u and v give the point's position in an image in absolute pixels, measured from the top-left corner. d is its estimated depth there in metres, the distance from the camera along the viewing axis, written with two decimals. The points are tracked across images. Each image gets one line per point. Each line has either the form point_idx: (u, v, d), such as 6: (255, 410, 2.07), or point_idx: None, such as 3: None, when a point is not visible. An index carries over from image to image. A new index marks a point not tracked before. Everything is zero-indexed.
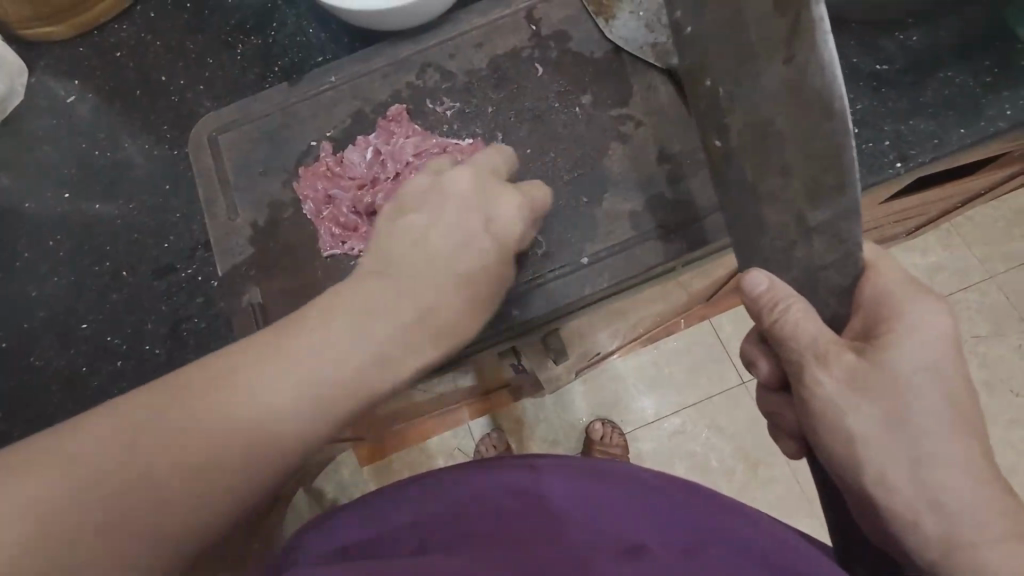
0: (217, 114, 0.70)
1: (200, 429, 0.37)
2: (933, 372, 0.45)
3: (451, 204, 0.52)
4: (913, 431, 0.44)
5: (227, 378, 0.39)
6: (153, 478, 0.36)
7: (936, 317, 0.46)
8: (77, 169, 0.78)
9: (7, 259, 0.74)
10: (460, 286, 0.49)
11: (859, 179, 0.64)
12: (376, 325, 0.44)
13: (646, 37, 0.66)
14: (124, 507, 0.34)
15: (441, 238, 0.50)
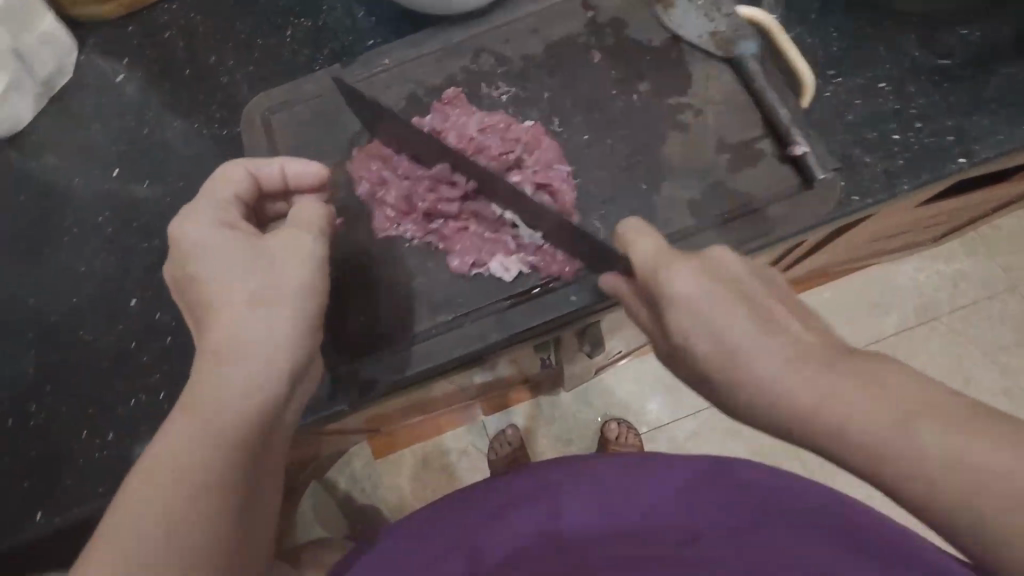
0: (269, 93, 0.71)
1: (218, 400, 0.44)
2: (721, 312, 0.45)
3: (211, 244, 0.50)
4: (745, 377, 0.43)
5: (156, 473, 0.40)
6: (193, 465, 0.41)
7: (674, 276, 0.48)
8: (125, 147, 0.78)
9: (56, 235, 0.74)
10: (296, 256, 0.51)
11: (920, 174, 0.63)
12: (291, 284, 0.49)
13: (705, 26, 0.66)
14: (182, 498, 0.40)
15: (220, 266, 0.49)
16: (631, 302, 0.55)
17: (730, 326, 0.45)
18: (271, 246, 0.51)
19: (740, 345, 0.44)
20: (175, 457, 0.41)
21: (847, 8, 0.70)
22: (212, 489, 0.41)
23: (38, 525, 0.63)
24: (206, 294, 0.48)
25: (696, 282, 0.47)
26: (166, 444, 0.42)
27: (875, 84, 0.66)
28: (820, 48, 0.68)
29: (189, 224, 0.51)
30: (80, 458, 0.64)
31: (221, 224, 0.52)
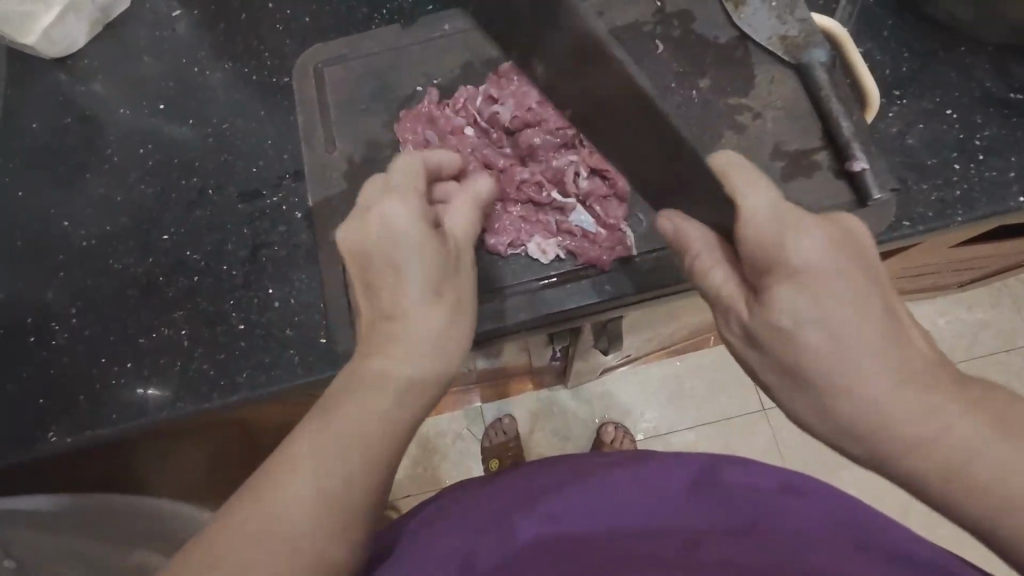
0: (326, 46, 0.73)
1: (364, 401, 0.42)
2: (838, 307, 0.43)
3: (395, 232, 0.47)
4: (838, 384, 0.43)
5: (300, 454, 0.39)
6: (304, 505, 0.37)
7: (751, 196, 0.47)
8: (174, 83, 0.77)
9: (98, 161, 0.74)
10: (442, 279, 0.47)
11: (977, 207, 0.61)
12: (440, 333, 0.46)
13: (776, 28, 0.64)
14: (285, 541, 0.36)
15: (413, 263, 0.46)
16: (705, 262, 0.51)
17: (848, 330, 0.43)
18: (436, 258, 0.47)
19: (842, 359, 0.43)
20: (311, 449, 0.39)
21: (921, 28, 0.68)
22: (314, 541, 0.37)
23: (47, 445, 0.63)
24: (403, 277, 0.46)
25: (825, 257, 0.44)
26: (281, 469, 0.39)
27: (940, 110, 0.64)
28: (887, 67, 0.67)
29: (387, 204, 0.48)
30: (97, 383, 0.65)
31: (418, 217, 0.48)
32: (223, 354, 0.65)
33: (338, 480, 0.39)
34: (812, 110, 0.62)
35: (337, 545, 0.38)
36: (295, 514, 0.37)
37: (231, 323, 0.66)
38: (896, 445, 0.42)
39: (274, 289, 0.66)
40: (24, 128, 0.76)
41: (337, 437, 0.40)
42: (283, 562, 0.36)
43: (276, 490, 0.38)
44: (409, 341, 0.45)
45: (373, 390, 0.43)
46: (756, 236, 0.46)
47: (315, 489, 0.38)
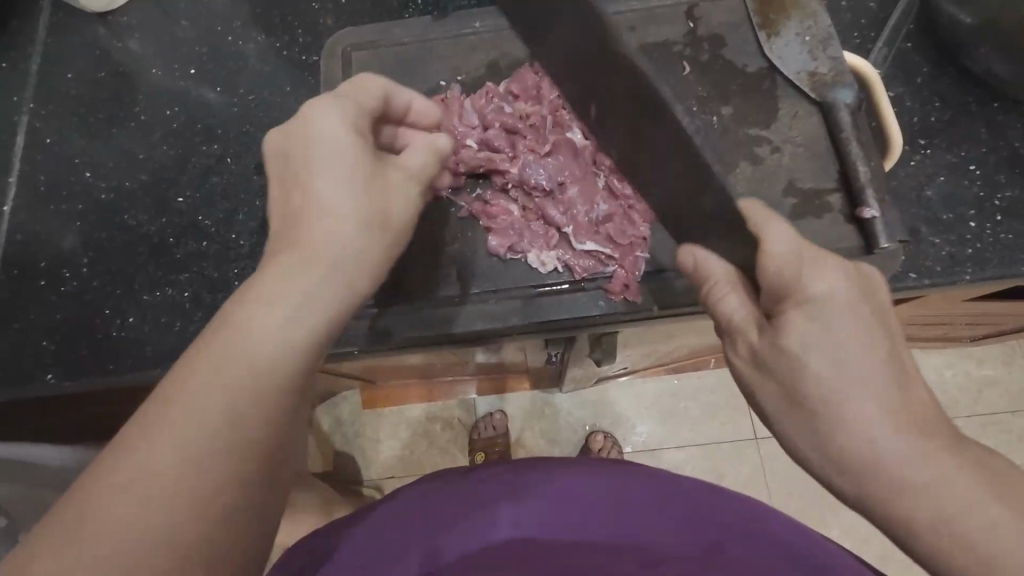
0: (358, 31, 0.74)
1: (230, 368, 0.36)
2: (843, 337, 0.44)
3: (331, 135, 0.44)
4: (838, 425, 0.43)
5: (134, 453, 0.33)
6: (172, 478, 0.33)
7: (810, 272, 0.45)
8: (206, 49, 0.78)
9: (125, 117, 0.76)
10: (381, 225, 0.44)
11: (987, 267, 0.60)
12: (307, 289, 0.39)
13: (806, 64, 0.64)
14: (200, 451, 0.34)
15: (342, 182, 0.43)
16: (719, 292, 0.52)
17: (856, 365, 0.43)
18: (379, 190, 0.44)
19: (844, 400, 0.43)
20: (177, 439, 0.34)
21: (957, 79, 0.67)
22: (232, 457, 0.35)
23: (43, 385, 0.65)
24: (342, 186, 0.43)
25: (844, 289, 0.45)
26: (129, 451, 0.33)
27: (964, 164, 0.63)
28: (916, 114, 0.66)
29: (315, 116, 0.45)
30: (99, 332, 0.67)
31: (352, 129, 0.45)
32: None
33: (203, 467, 0.34)
34: (831, 150, 0.62)
35: (255, 474, 0.35)
36: (190, 449, 0.34)
37: (233, 292, 0.67)
38: (884, 497, 0.41)
39: None
40: (60, 77, 0.78)
41: (197, 421, 0.34)
42: (198, 513, 0.33)
43: (105, 489, 0.32)
44: (271, 293, 0.39)
45: (253, 351, 0.36)
46: (775, 268, 0.47)
47: (229, 396, 0.35)
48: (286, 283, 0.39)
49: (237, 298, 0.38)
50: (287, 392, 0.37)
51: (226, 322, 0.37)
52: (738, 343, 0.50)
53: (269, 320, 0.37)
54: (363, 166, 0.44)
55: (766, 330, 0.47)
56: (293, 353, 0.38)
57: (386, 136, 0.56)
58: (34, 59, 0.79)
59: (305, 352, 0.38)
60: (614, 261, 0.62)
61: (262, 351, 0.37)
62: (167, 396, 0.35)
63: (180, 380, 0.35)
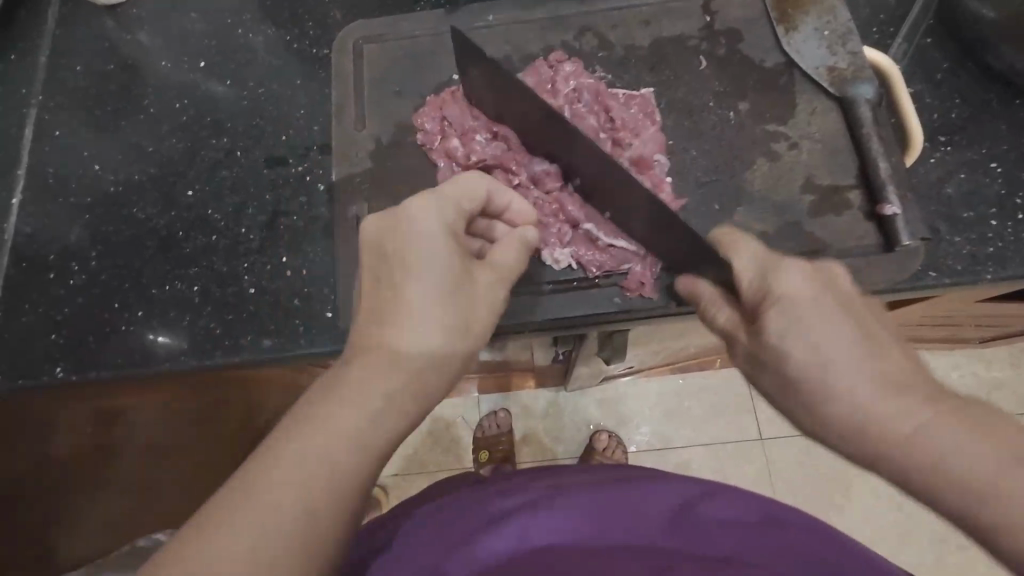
0: (369, 24, 0.73)
1: (323, 427, 0.38)
2: (822, 326, 0.44)
3: (428, 238, 0.45)
4: (826, 401, 0.43)
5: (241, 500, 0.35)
6: (266, 559, 0.33)
7: (784, 271, 0.47)
8: (215, 42, 0.78)
9: (134, 110, 0.75)
10: (447, 307, 0.45)
11: (1008, 267, 0.59)
12: (402, 355, 0.42)
13: (825, 59, 0.63)
14: (301, 509, 0.35)
15: (428, 269, 0.45)
16: (711, 307, 0.53)
17: (842, 351, 0.43)
18: (458, 285, 0.46)
19: (830, 380, 0.43)
20: (274, 489, 0.35)
21: (978, 75, 0.66)
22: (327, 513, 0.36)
23: (50, 378, 0.65)
24: (406, 271, 0.45)
25: (804, 281, 0.46)
26: (225, 532, 0.34)
27: (985, 162, 0.62)
28: (936, 110, 0.65)
29: (411, 211, 0.46)
30: (107, 326, 0.66)
31: (448, 232, 0.47)
32: (230, 314, 0.66)
33: (302, 521, 0.35)
34: (851, 146, 0.61)
35: (343, 529, 0.37)
36: (296, 501, 0.35)
37: (242, 286, 0.66)
38: (901, 469, 0.39)
39: (287, 258, 0.67)
40: (68, 69, 0.78)
41: (293, 475, 0.36)
42: (293, 564, 0.34)
43: (215, 542, 0.33)
44: (366, 402, 0.40)
45: (346, 415, 0.39)
46: (747, 282, 0.49)
47: (323, 454, 0.37)
48: (375, 391, 0.40)
49: (328, 400, 0.40)
50: (375, 457, 0.39)
51: (313, 420, 0.38)
52: (732, 348, 0.50)
53: (361, 385, 0.40)
54: (449, 263, 0.46)
55: (751, 331, 0.48)
56: (381, 419, 0.40)
57: (478, 227, 0.56)
58: (42, 51, 0.79)
59: (386, 426, 0.40)
60: (630, 258, 0.61)
61: (343, 447, 0.38)
62: (264, 452, 0.37)
63: (268, 464, 0.36)
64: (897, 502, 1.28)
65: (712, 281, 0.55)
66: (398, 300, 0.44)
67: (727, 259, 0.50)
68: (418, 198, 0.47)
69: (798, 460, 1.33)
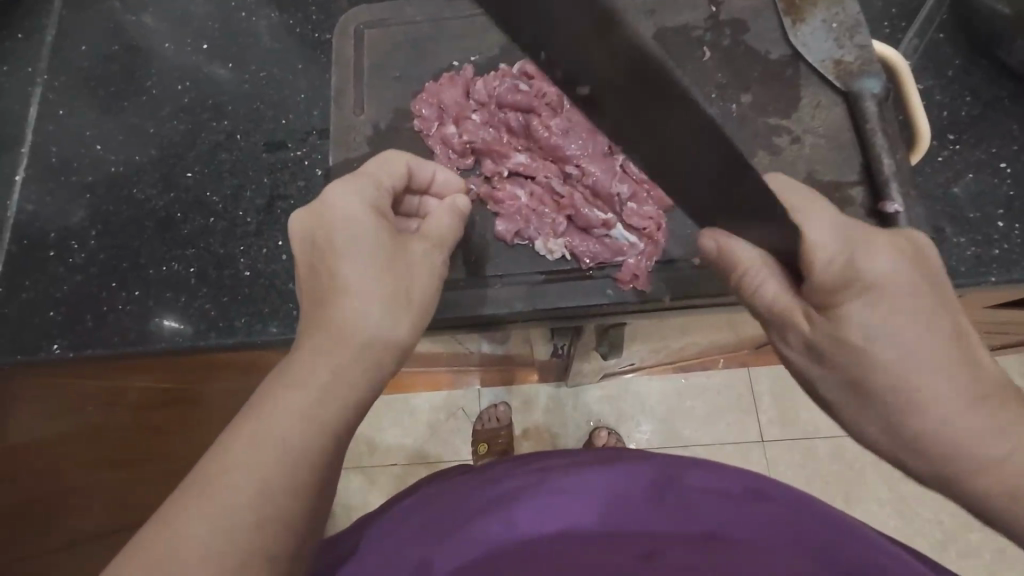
0: (371, 8, 0.73)
1: (280, 397, 0.39)
2: (911, 326, 0.43)
3: (348, 210, 0.46)
4: (921, 405, 0.43)
5: (211, 474, 0.36)
6: (231, 524, 0.35)
7: (870, 262, 0.44)
8: (219, 25, 0.78)
9: (136, 92, 0.76)
10: (379, 269, 0.45)
11: (1013, 270, 0.57)
12: (349, 318, 0.43)
13: (832, 52, 0.61)
14: (265, 473, 0.36)
15: (352, 239, 0.45)
16: (755, 280, 0.48)
17: (917, 348, 0.43)
18: (387, 248, 0.46)
19: (921, 381, 0.43)
20: (237, 459, 0.36)
21: (991, 72, 0.64)
22: (291, 476, 0.37)
23: (48, 355, 0.65)
24: (332, 243, 0.45)
25: (898, 269, 0.44)
26: (197, 503, 0.35)
27: (994, 162, 0.61)
28: (945, 108, 0.63)
29: (331, 192, 0.47)
30: (105, 306, 0.67)
31: (372, 205, 0.47)
32: (225, 296, 0.66)
33: (269, 484, 0.36)
34: (855, 142, 0.59)
35: (311, 490, 0.38)
36: (261, 467, 0.36)
37: (238, 269, 0.67)
38: (938, 456, 0.43)
39: (283, 242, 0.67)
40: (73, 49, 0.78)
41: (256, 443, 0.37)
42: (261, 525, 0.35)
43: (184, 512, 0.35)
44: (311, 379, 0.40)
45: (299, 384, 0.40)
46: (825, 264, 0.45)
47: (285, 421, 0.38)
48: (318, 367, 0.41)
49: (274, 382, 0.40)
50: (333, 418, 0.40)
51: (266, 396, 0.39)
52: (786, 332, 0.48)
53: (310, 354, 0.41)
54: (377, 246, 0.45)
55: (822, 313, 0.46)
56: (331, 382, 0.40)
57: (409, 206, 0.56)
58: (48, 31, 0.79)
59: (342, 388, 0.41)
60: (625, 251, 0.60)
61: (297, 417, 0.38)
62: (230, 428, 0.38)
63: (225, 448, 0.37)
64: (897, 509, 1.27)
65: (753, 241, 0.49)
66: (325, 270, 0.45)
67: (804, 234, 0.45)
68: (340, 178, 0.48)
69: (798, 463, 1.32)
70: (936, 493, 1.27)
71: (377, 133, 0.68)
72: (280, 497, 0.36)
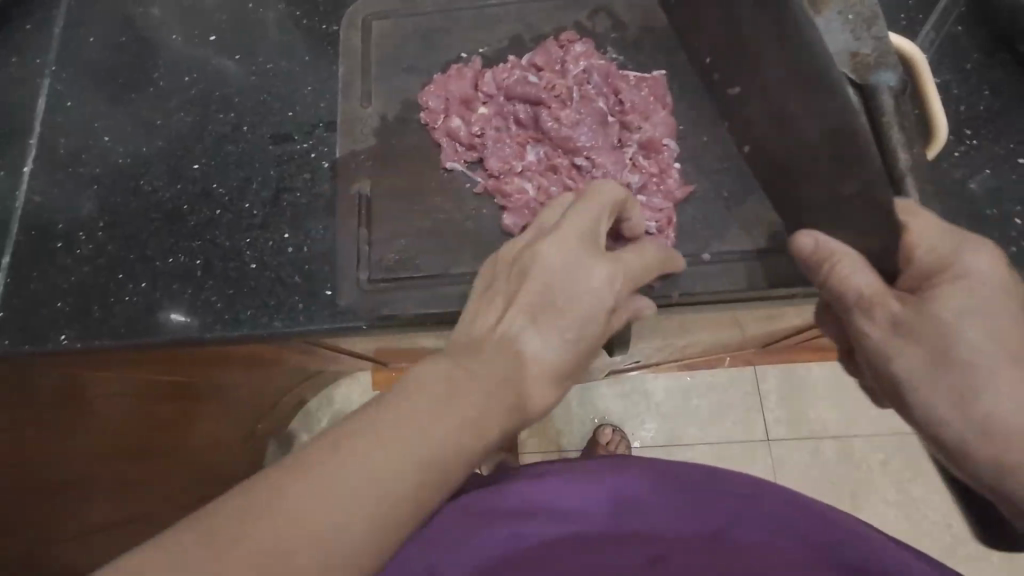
0: (379, 0, 0.72)
1: (404, 440, 0.39)
2: (985, 319, 0.45)
3: (565, 266, 0.48)
4: (976, 397, 0.45)
5: (309, 476, 0.37)
6: (308, 536, 0.35)
7: (966, 256, 0.46)
8: (227, 16, 0.77)
9: (145, 83, 0.76)
10: (545, 362, 0.46)
11: None
12: (487, 398, 0.43)
13: (847, 45, 0.58)
14: (368, 503, 0.37)
15: (535, 287, 0.48)
16: (847, 268, 0.48)
17: (994, 343, 0.45)
18: (574, 330, 0.48)
19: (981, 373, 0.45)
20: (347, 474, 0.37)
21: (1010, 66, 0.62)
22: (383, 520, 0.37)
23: (55, 346, 0.65)
24: (520, 295, 0.48)
25: (975, 264, 0.46)
26: (282, 502, 0.36)
27: (1011, 158, 0.60)
28: (963, 102, 0.62)
29: (547, 243, 0.49)
30: (112, 297, 0.67)
31: (591, 264, 0.49)
32: (232, 289, 0.66)
33: (361, 519, 0.37)
34: (871, 138, 0.57)
35: (393, 540, 0.38)
36: (355, 495, 0.37)
37: (244, 261, 0.66)
38: (994, 453, 0.44)
39: (289, 235, 0.67)
40: (82, 40, 0.78)
41: (365, 472, 0.38)
42: (333, 550, 0.36)
43: (277, 507, 0.36)
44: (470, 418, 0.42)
45: (422, 436, 0.40)
46: (922, 253, 0.47)
47: (399, 466, 0.38)
48: (468, 400, 0.42)
49: (393, 416, 0.40)
50: (432, 486, 0.39)
51: (373, 421, 0.40)
52: (868, 314, 0.48)
53: (438, 415, 0.41)
54: (552, 345, 0.47)
55: (904, 303, 0.47)
56: (437, 446, 0.40)
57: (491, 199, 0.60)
58: (58, 22, 0.79)
59: (455, 455, 0.41)
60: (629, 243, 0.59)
61: (406, 467, 0.39)
62: (340, 437, 0.39)
63: (326, 457, 0.38)
64: (906, 511, 1.26)
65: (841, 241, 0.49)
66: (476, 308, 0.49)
67: (911, 232, 0.47)
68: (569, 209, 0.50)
69: (805, 463, 1.31)
70: (945, 495, 1.25)
71: (385, 125, 0.68)
72: (360, 529, 0.37)
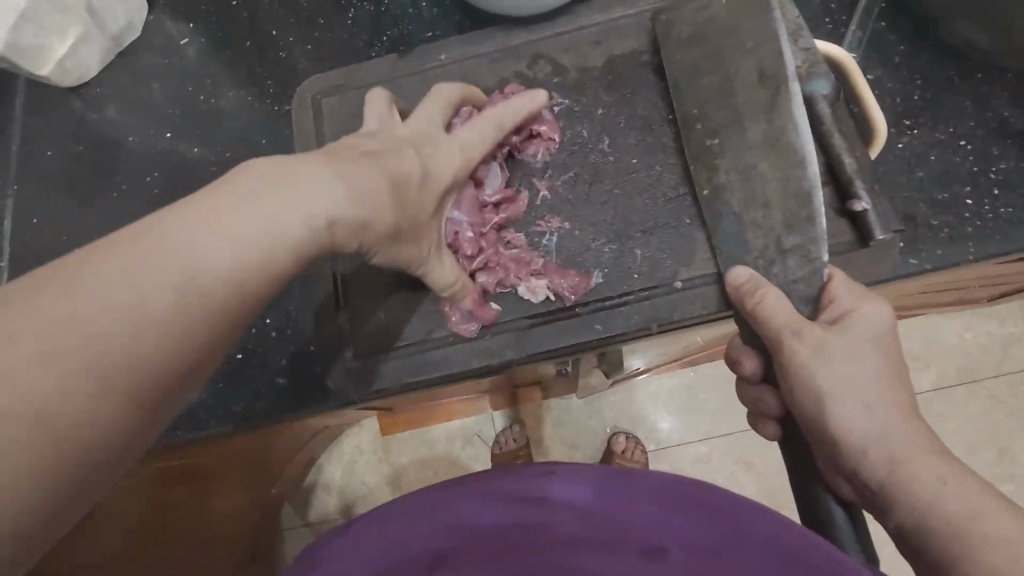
0: (326, 77, 0.74)
1: (150, 263, 0.38)
2: (868, 361, 0.50)
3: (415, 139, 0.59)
4: (873, 431, 0.48)
5: (117, 274, 0.37)
6: (73, 369, 0.34)
7: (862, 307, 0.52)
8: (179, 110, 0.79)
9: (108, 188, 0.77)
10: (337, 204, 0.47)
11: (990, 244, 0.58)
12: (278, 216, 0.43)
13: None
14: (115, 343, 0.36)
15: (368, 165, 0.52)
16: (765, 304, 0.53)
17: (878, 384, 0.50)
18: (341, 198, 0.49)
19: (874, 411, 0.49)
20: (119, 277, 0.37)
21: (938, 53, 0.65)
22: (115, 367, 0.35)
23: None
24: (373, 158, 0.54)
25: (870, 313, 0.52)
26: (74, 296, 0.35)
27: (954, 141, 0.62)
28: (898, 94, 0.64)
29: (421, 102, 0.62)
30: None
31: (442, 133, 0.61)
32: (223, 383, 0.66)
33: (131, 350, 0.36)
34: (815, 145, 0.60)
35: (130, 400, 0.36)
36: (131, 330, 0.36)
37: (230, 353, 0.67)
38: (905, 491, 0.46)
39: (270, 319, 0.67)
40: (40, 155, 0.79)
41: (118, 292, 0.36)
42: (78, 380, 0.34)
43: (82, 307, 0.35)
44: (187, 286, 0.38)
45: (174, 257, 0.38)
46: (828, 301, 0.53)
47: (107, 298, 0.36)
48: (240, 223, 0.41)
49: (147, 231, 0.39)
50: (177, 343, 0.38)
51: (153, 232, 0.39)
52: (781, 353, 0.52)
53: (193, 247, 0.39)
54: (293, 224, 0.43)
55: (812, 336, 0.51)
56: (207, 267, 0.39)
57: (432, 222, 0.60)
58: (14, 141, 0.80)
59: (187, 311, 0.38)
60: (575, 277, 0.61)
61: (125, 303, 0.36)
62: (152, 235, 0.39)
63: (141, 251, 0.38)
64: None
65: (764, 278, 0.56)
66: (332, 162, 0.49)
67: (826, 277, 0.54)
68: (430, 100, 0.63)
69: None
70: (959, 450, 1.27)
71: None
72: (120, 375, 0.36)
